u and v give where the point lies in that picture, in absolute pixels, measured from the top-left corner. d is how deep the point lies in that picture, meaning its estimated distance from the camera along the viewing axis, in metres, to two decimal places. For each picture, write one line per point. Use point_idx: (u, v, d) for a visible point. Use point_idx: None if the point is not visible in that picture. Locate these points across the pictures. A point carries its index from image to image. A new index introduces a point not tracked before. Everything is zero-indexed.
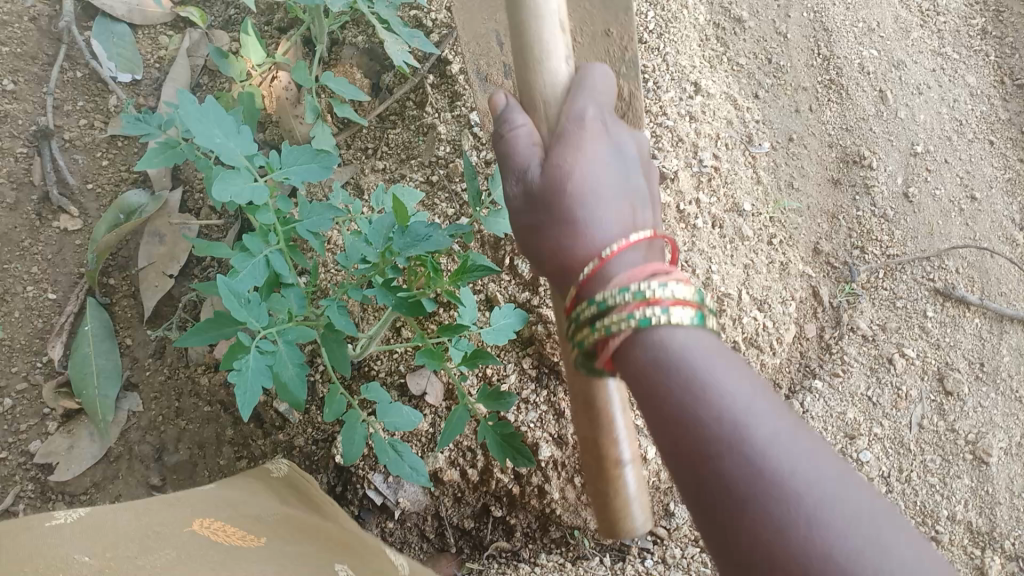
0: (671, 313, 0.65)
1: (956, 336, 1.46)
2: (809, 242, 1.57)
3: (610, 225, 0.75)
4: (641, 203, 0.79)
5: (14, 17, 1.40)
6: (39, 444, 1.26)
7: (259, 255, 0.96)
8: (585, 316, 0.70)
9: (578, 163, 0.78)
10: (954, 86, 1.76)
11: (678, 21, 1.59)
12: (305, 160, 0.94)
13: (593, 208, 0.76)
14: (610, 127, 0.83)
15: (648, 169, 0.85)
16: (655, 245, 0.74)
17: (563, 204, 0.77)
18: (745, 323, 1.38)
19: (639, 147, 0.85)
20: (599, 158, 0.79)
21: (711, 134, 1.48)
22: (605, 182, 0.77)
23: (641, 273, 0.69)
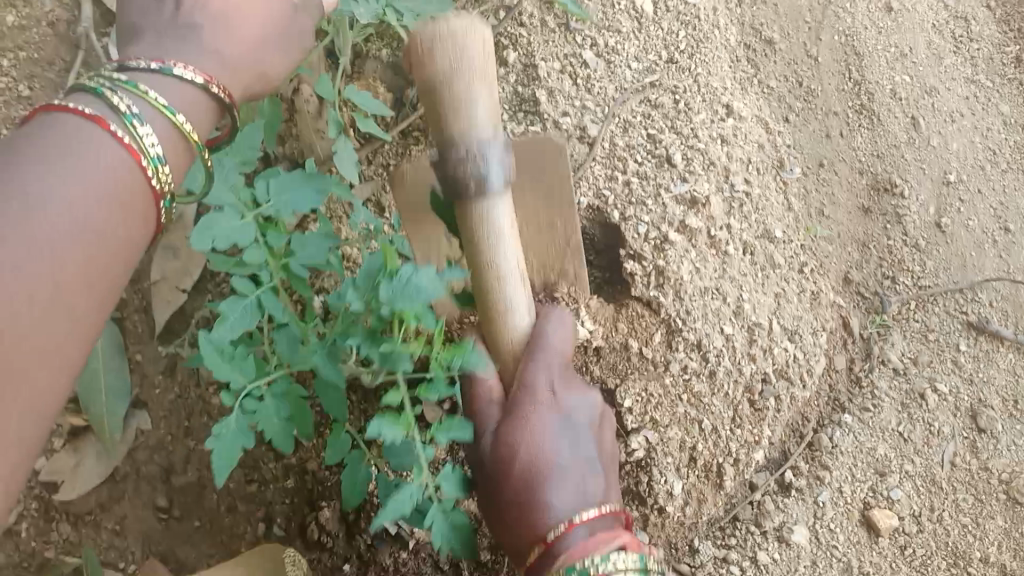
0: (610, 563, 0.83)
1: (989, 371, 1.44)
2: (839, 271, 1.51)
3: (560, 504, 0.88)
4: (592, 475, 0.93)
5: (31, 22, 1.18)
6: (44, 462, 1.17)
7: (251, 295, 0.91)
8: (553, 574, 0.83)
9: (529, 447, 0.89)
10: (988, 114, 1.74)
11: (710, 41, 1.55)
12: (299, 187, 0.90)
13: (548, 496, 0.88)
14: (559, 395, 0.94)
15: (597, 428, 0.98)
16: (599, 519, 0.88)
17: (514, 486, 0.89)
18: (776, 353, 1.35)
19: (588, 412, 0.97)
20: (549, 430, 0.91)
21: (742, 158, 1.46)
22: (557, 459, 0.90)
23: (593, 539, 0.86)
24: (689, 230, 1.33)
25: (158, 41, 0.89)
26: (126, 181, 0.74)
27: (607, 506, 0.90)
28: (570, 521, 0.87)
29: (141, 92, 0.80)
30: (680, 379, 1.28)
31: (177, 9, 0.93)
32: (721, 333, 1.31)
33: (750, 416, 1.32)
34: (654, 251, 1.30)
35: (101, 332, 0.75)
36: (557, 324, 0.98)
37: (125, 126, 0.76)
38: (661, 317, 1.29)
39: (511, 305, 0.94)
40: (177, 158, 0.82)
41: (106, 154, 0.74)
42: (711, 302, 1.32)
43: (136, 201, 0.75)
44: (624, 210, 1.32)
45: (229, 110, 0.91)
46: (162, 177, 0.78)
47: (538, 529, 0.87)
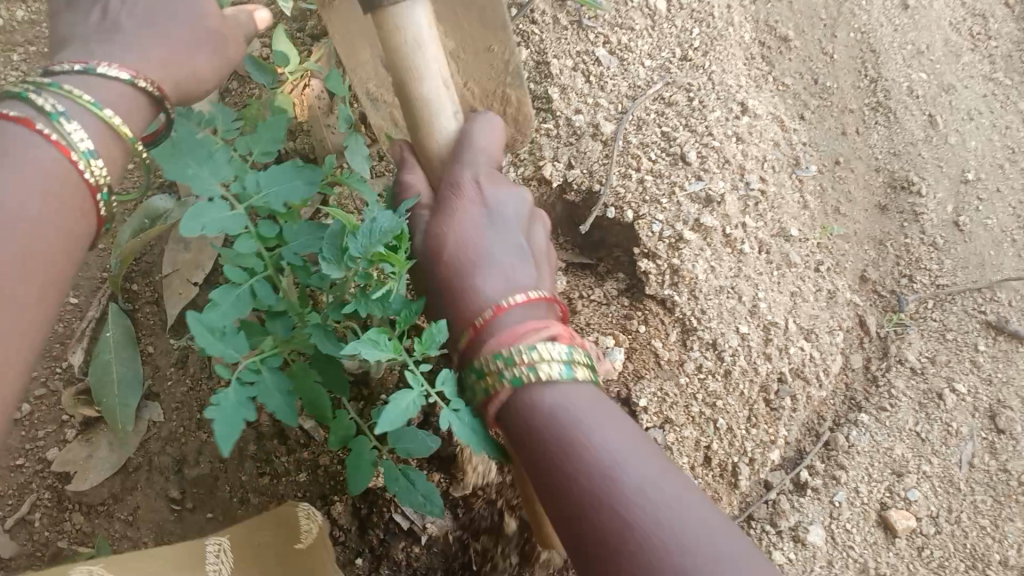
0: (542, 369, 0.75)
1: (1009, 371, 1.40)
2: (856, 269, 1.50)
3: (495, 284, 0.82)
4: (527, 264, 0.85)
5: None
6: (57, 451, 1.26)
7: (244, 285, 0.80)
8: (484, 367, 0.77)
9: (454, 240, 0.85)
10: (1006, 113, 1.70)
11: (724, 39, 1.53)
12: (286, 176, 0.79)
13: (478, 281, 0.82)
14: (485, 190, 0.90)
15: (528, 232, 0.91)
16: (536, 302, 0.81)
17: (442, 268, 0.85)
18: (792, 353, 1.33)
19: (517, 207, 0.91)
20: (477, 223, 0.87)
21: (758, 155, 1.44)
22: (484, 244, 0.85)
23: (523, 324, 0.78)
24: (705, 229, 1.32)
25: (86, 45, 0.90)
26: (53, 178, 0.76)
27: (541, 292, 0.82)
28: (499, 305, 0.79)
29: (67, 92, 0.80)
30: (695, 379, 1.27)
31: (104, 16, 0.93)
32: (736, 332, 1.30)
33: (765, 415, 1.30)
34: (669, 250, 1.31)
35: (48, 323, 0.76)
36: (484, 129, 0.97)
37: (52, 124, 0.77)
38: (677, 316, 1.28)
39: (437, 112, 0.96)
40: (110, 154, 0.82)
41: (36, 159, 0.75)
42: (727, 301, 1.31)
43: (67, 195, 0.77)
44: (638, 208, 1.33)
45: (164, 107, 0.91)
46: (95, 171, 0.79)
47: (469, 310, 0.81)
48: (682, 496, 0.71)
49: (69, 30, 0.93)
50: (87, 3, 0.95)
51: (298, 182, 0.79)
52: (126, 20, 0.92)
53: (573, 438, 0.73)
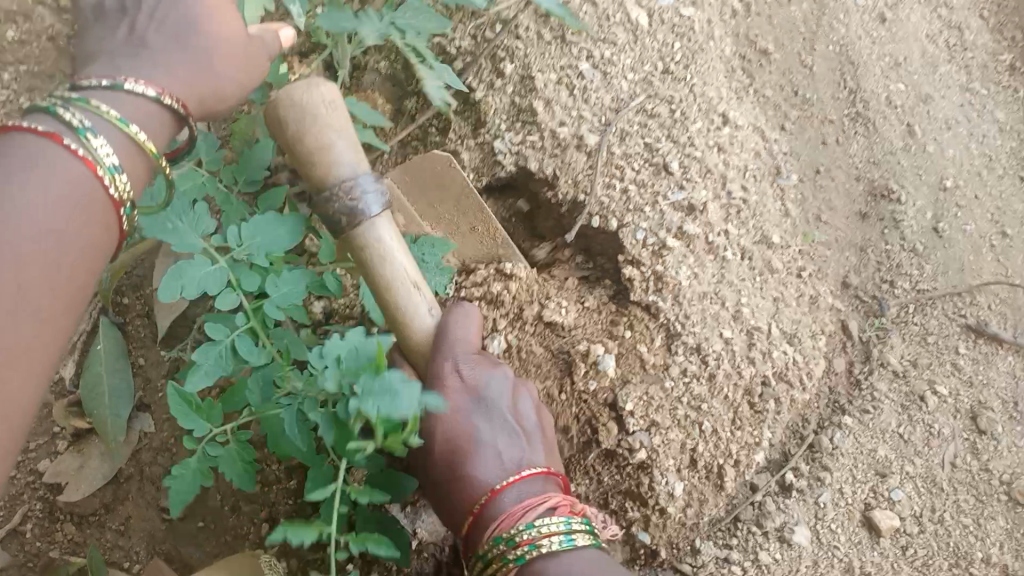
0: (540, 546, 0.92)
1: (989, 373, 1.44)
2: (838, 275, 1.52)
3: (489, 470, 1.00)
4: (514, 439, 1.04)
5: (34, 36, 1.37)
6: (49, 464, 1.25)
7: (224, 342, 1.00)
8: (493, 552, 0.94)
9: (447, 429, 1.02)
10: (983, 121, 1.75)
11: (705, 53, 1.53)
12: (270, 230, 0.99)
13: (472, 470, 1.00)
14: (472, 380, 1.04)
15: (510, 407, 1.07)
16: (526, 482, 0.99)
17: (441, 464, 1.02)
18: (775, 357, 1.35)
19: (502, 391, 1.07)
20: (467, 414, 1.03)
21: (739, 165, 1.47)
22: (478, 437, 1.02)
23: (518, 509, 0.95)
24: (688, 237, 1.35)
25: (113, 61, 0.91)
26: (81, 193, 0.79)
27: (530, 468, 1.00)
28: (495, 491, 0.98)
29: (94, 106, 0.83)
30: (680, 382, 1.28)
31: (132, 32, 0.93)
32: (720, 336, 1.32)
33: (750, 418, 1.32)
34: (652, 257, 1.33)
35: (67, 329, 0.80)
36: (465, 318, 1.06)
37: (79, 139, 0.80)
38: (661, 322, 1.30)
39: (407, 306, 1.02)
40: (133, 166, 0.85)
41: (61, 171, 0.78)
42: (710, 307, 1.33)
43: (92, 208, 0.80)
44: (622, 217, 1.36)
45: (186, 122, 0.93)
46: (118, 185, 0.82)
47: (468, 493, 1.00)
48: None
49: (95, 46, 0.93)
50: (113, 18, 0.95)
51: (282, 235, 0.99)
52: (153, 37, 0.93)
53: None
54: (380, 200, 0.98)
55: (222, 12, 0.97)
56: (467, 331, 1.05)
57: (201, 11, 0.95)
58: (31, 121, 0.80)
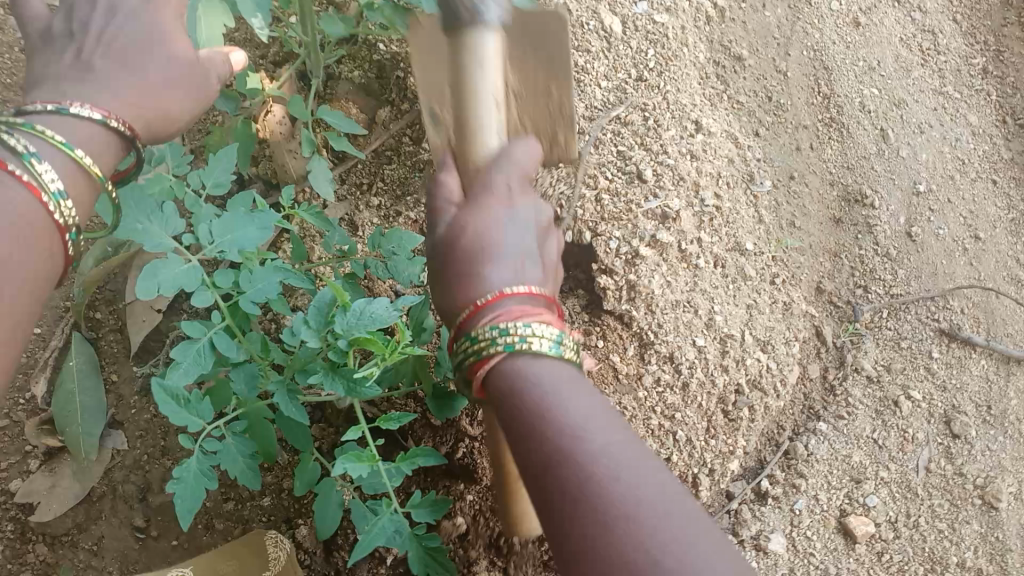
0: (529, 343, 0.78)
1: (963, 377, 1.46)
2: (812, 281, 1.52)
3: (498, 273, 0.84)
4: (535, 267, 0.87)
5: (5, 48, 1.50)
6: (20, 483, 1.24)
7: (202, 339, 0.91)
8: (469, 342, 0.81)
9: (478, 226, 0.88)
10: (956, 125, 1.77)
11: (679, 60, 1.57)
12: (243, 224, 0.91)
13: (483, 271, 0.84)
14: (515, 199, 0.92)
15: (544, 239, 0.93)
16: (531, 299, 0.83)
17: (456, 258, 0.87)
18: (749, 365, 1.35)
19: (539, 221, 0.92)
20: (500, 223, 0.88)
21: (712, 172, 1.47)
22: (502, 241, 0.87)
23: (513, 313, 0.81)
24: (660, 245, 1.34)
25: (57, 85, 0.87)
26: (25, 222, 0.77)
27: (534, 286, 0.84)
28: (498, 292, 0.82)
29: (40, 132, 0.80)
30: (654, 392, 1.29)
31: (78, 56, 0.90)
32: (693, 345, 1.32)
33: (724, 426, 1.32)
34: (626, 266, 1.32)
35: (9, 358, 0.77)
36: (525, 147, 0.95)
37: (24, 165, 0.77)
38: (634, 331, 1.31)
39: (484, 127, 0.96)
40: (79, 192, 0.83)
41: (7, 197, 0.76)
42: (683, 315, 1.33)
43: (36, 236, 0.78)
44: (593, 225, 1.34)
45: (134, 146, 0.91)
46: (64, 211, 0.80)
47: (471, 296, 0.84)
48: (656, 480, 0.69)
49: (41, 70, 0.89)
50: (59, 42, 0.92)
51: (254, 229, 0.91)
52: (100, 62, 0.90)
53: (549, 404, 0.73)
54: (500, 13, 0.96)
55: (168, 37, 0.95)
56: (526, 156, 0.95)
57: (149, 37, 0.93)
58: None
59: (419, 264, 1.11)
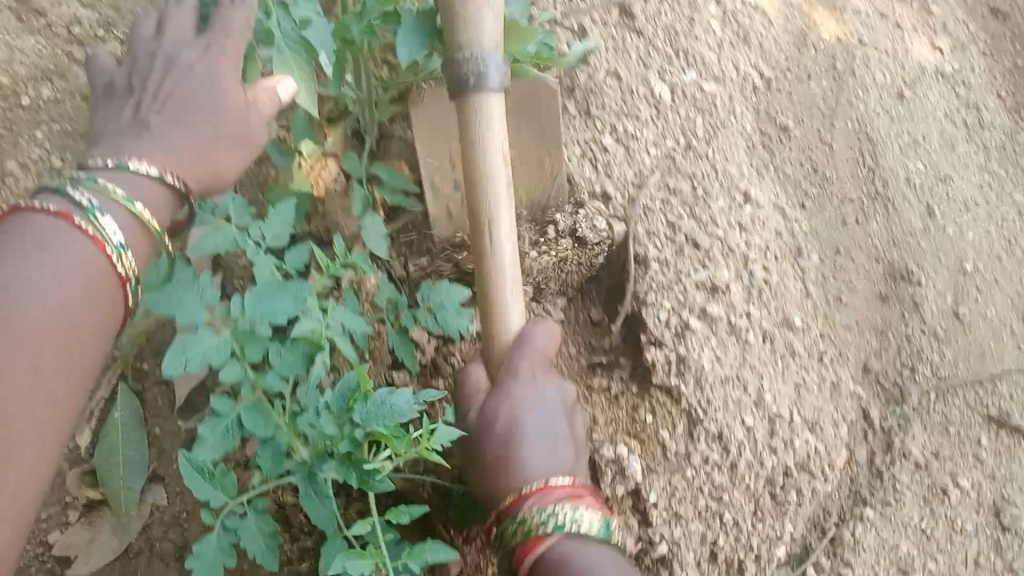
0: (582, 520, 0.97)
1: (1013, 467, 1.47)
2: (859, 359, 1.49)
3: (535, 468, 1.03)
4: (562, 450, 1.07)
5: None
6: (58, 535, 1.26)
7: (231, 413, 1.05)
8: (510, 528, 0.99)
9: (508, 415, 1.06)
10: (1002, 203, 1.78)
11: (727, 129, 1.57)
12: (275, 297, 1.02)
13: (514, 471, 1.03)
14: (540, 380, 1.10)
15: (570, 416, 1.12)
16: (571, 487, 1.02)
17: (496, 441, 1.05)
18: (797, 446, 1.36)
19: (563, 398, 1.12)
20: (529, 404, 1.08)
21: (761, 245, 1.47)
22: (531, 427, 1.06)
23: (550, 495, 0.99)
24: (710, 317, 1.37)
25: (116, 140, 0.97)
26: (90, 277, 0.84)
27: (559, 481, 1.02)
28: (543, 483, 1.01)
29: (104, 189, 0.89)
30: (701, 471, 1.30)
31: (135, 114, 1.00)
32: (742, 424, 1.33)
33: (771, 510, 1.33)
34: (675, 338, 1.33)
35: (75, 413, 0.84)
36: (545, 331, 1.12)
37: (87, 219, 0.86)
38: (683, 407, 1.32)
39: (491, 175, 1.10)
40: (139, 247, 0.91)
41: (75, 250, 0.84)
42: (732, 392, 1.34)
43: (103, 289, 0.86)
44: (644, 294, 1.35)
45: (186, 199, 0.99)
46: (125, 263, 0.88)
47: (512, 483, 1.02)
48: None
49: (103, 126, 1.00)
50: (121, 96, 1.02)
51: (287, 299, 1.02)
52: (155, 118, 0.99)
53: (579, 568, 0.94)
54: (500, 77, 1.08)
55: (217, 96, 1.03)
56: (546, 340, 1.11)
57: (194, 99, 1.01)
58: (42, 203, 0.86)
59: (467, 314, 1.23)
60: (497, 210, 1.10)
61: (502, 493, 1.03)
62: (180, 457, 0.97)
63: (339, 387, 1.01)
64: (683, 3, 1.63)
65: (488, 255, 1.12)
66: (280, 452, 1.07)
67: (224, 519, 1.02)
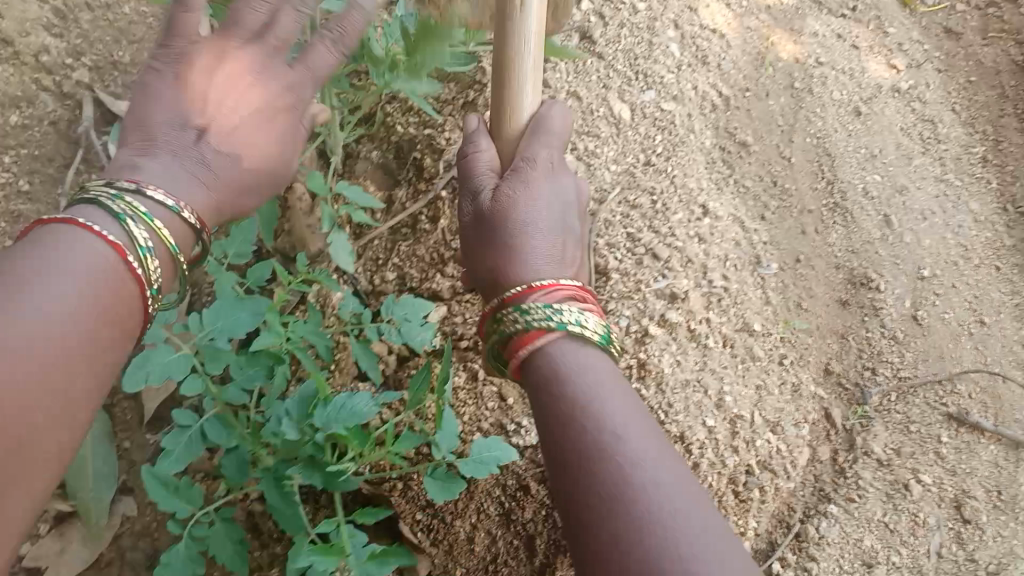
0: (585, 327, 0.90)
1: (972, 462, 1.45)
2: (820, 361, 1.57)
3: (544, 265, 0.98)
4: (570, 211, 1.06)
5: (35, 121, 1.39)
6: (28, 547, 1.25)
7: (194, 425, 1.06)
8: (505, 330, 0.93)
9: (520, 202, 1.01)
10: (959, 212, 1.81)
11: (686, 146, 1.59)
12: (235, 309, 1.07)
13: (526, 243, 0.99)
14: (557, 169, 1.07)
15: (583, 211, 1.10)
16: (574, 297, 0.94)
17: (507, 231, 1.00)
18: (758, 446, 1.38)
19: (578, 192, 1.10)
20: (543, 200, 1.03)
21: (720, 255, 1.49)
22: (543, 220, 1.01)
23: (564, 344, 0.89)
24: (670, 324, 1.39)
25: (169, 146, 0.91)
26: (110, 291, 0.78)
27: (566, 281, 0.95)
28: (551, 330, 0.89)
29: (133, 206, 0.83)
30: None
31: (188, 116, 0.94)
32: (703, 425, 1.35)
33: (734, 507, 1.34)
34: (635, 345, 1.37)
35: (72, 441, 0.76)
36: (560, 111, 1.11)
37: (118, 226, 0.81)
38: (645, 409, 1.33)
39: (529, 33, 1.08)
40: (162, 260, 0.85)
41: (97, 259, 0.78)
42: (693, 394, 1.37)
43: (123, 307, 0.80)
44: (605, 304, 1.40)
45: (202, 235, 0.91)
46: (148, 267, 0.82)
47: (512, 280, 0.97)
48: (665, 480, 0.78)
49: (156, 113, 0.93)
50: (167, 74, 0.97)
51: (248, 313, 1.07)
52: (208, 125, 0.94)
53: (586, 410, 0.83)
54: None
55: (273, 96, 1.01)
56: (576, 170, 1.09)
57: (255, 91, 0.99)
58: (72, 214, 0.81)
59: (429, 327, 1.24)
60: (524, 40, 1.08)
61: (512, 347, 0.92)
62: (142, 469, 0.96)
63: (297, 394, 1.01)
64: (642, 27, 1.68)
65: (515, 18, 1.07)
66: (244, 460, 1.07)
67: (192, 529, 1.02)
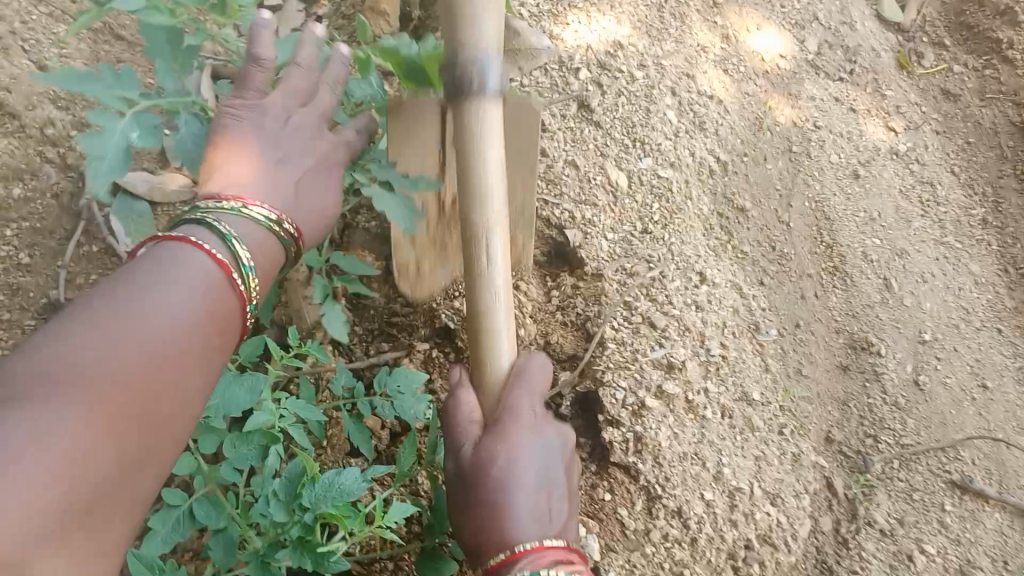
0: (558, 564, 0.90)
1: (977, 531, 1.46)
2: (821, 430, 1.55)
3: (525, 524, 0.93)
4: (552, 461, 1.01)
5: (37, 193, 1.38)
6: None
7: (182, 506, 1.06)
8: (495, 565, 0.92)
9: (503, 460, 0.96)
10: (958, 274, 1.82)
11: (682, 213, 1.61)
12: (230, 388, 1.07)
13: (505, 496, 0.94)
14: (539, 423, 1.02)
15: (567, 467, 1.04)
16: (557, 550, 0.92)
17: (485, 487, 0.95)
18: (758, 518, 1.36)
19: (560, 445, 1.04)
20: (527, 452, 0.98)
21: (717, 322, 1.50)
22: (526, 475, 0.96)
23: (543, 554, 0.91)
24: (666, 396, 1.38)
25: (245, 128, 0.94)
26: (210, 290, 0.80)
27: (552, 542, 0.93)
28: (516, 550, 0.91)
29: (236, 211, 0.88)
30: (661, 547, 1.30)
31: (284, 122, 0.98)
32: (701, 499, 1.34)
33: None
34: (632, 417, 1.35)
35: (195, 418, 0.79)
36: (539, 367, 1.07)
37: (223, 245, 0.83)
38: (641, 484, 1.32)
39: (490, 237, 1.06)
40: (262, 269, 0.88)
41: (197, 268, 0.80)
42: (690, 467, 1.35)
43: (223, 307, 0.82)
44: (601, 373, 1.37)
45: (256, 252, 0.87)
46: (247, 284, 0.84)
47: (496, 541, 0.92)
48: None
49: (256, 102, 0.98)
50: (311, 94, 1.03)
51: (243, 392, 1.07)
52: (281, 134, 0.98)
53: None
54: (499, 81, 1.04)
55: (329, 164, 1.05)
56: (542, 373, 1.07)
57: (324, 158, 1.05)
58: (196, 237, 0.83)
59: (423, 400, 1.24)
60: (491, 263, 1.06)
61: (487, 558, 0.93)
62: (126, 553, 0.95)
63: (286, 474, 1.02)
64: (640, 94, 1.68)
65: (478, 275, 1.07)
66: (233, 541, 1.07)
67: None
